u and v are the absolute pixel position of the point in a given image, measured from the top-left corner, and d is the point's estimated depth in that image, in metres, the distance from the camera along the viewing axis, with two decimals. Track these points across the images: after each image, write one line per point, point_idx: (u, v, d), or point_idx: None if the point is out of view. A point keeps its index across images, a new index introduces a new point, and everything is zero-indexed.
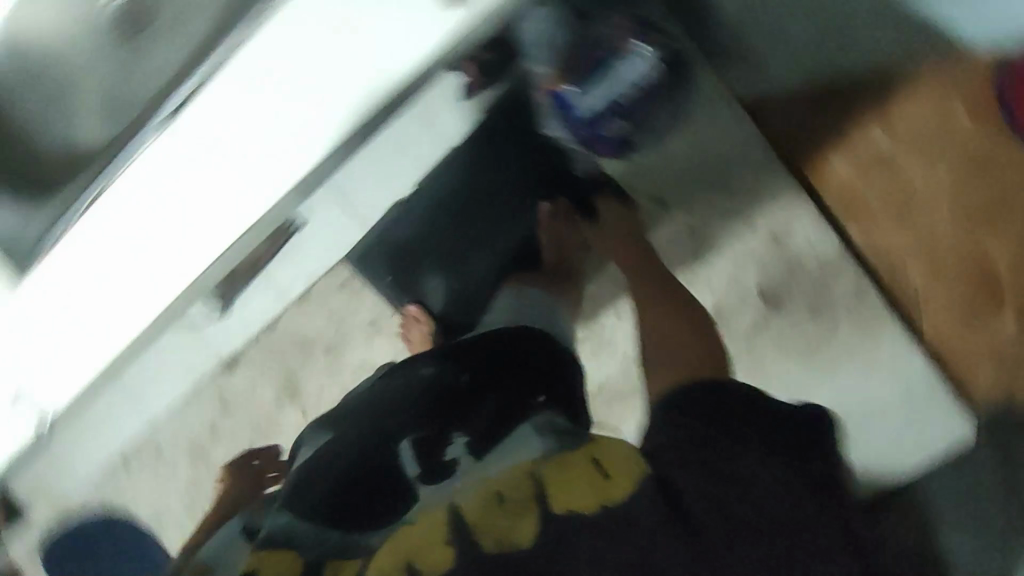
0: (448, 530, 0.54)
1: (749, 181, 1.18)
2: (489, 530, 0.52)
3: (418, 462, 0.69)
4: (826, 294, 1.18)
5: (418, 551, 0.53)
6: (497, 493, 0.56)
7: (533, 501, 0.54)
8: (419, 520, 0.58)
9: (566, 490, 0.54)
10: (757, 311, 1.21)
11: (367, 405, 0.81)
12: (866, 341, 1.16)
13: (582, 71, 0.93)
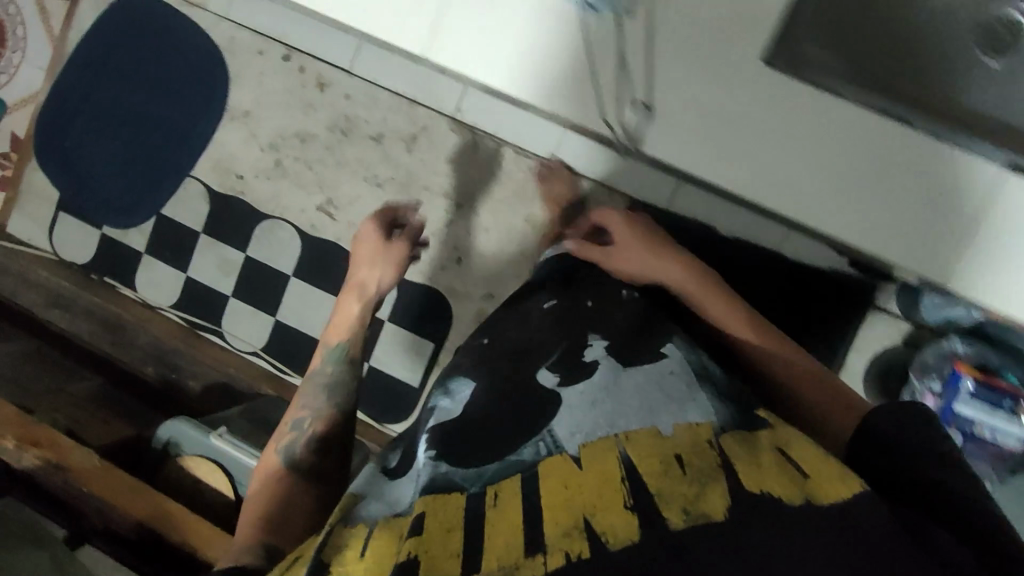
0: (626, 491, 0.50)
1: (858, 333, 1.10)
2: (675, 500, 0.49)
3: (556, 374, 0.65)
4: None
5: (596, 510, 0.50)
6: (676, 458, 0.53)
7: (719, 474, 0.51)
8: (584, 459, 0.54)
9: (759, 478, 0.50)
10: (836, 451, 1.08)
11: (481, 350, 0.73)
12: None
13: (995, 382, 1.01)
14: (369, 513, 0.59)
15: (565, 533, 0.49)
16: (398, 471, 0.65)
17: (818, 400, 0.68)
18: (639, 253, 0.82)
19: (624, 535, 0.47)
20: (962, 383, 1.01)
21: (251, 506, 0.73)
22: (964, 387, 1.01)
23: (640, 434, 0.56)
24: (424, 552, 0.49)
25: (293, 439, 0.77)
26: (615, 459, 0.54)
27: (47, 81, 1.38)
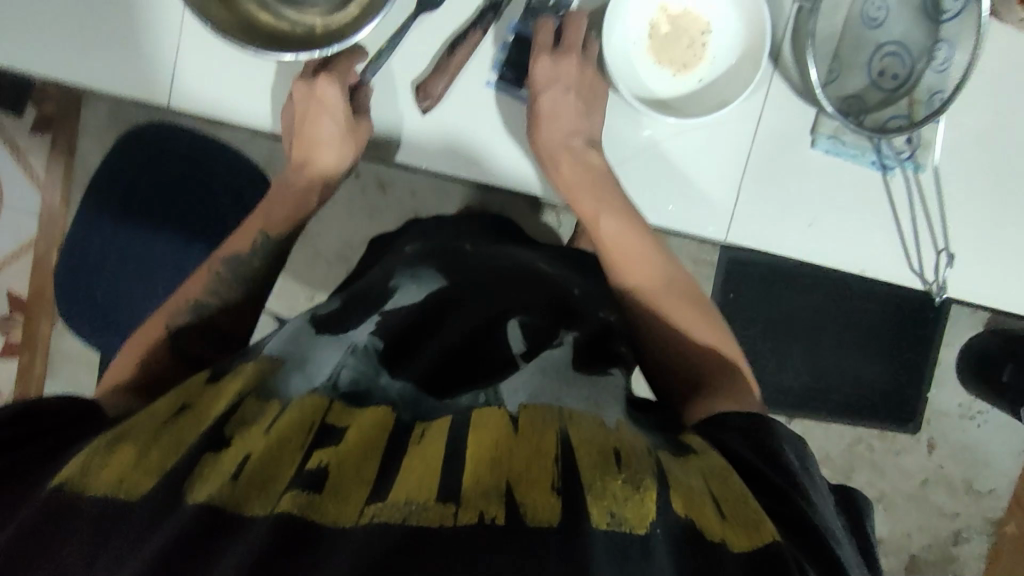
0: (558, 470, 0.44)
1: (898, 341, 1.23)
2: (605, 494, 0.43)
3: (525, 342, 0.61)
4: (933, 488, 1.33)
5: (527, 485, 0.43)
6: (615, 453, 0.46)
7: (652, 483, 0.44)
8: (521, 424, 0.48)
9: (696, 503, 0.44)
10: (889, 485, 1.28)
11: (462, 250, 0.72)
12: (939, 513, 1.33)
13: None
14: (287, 386, 0.52)
15: (485, 491, 0.42)
16: (325, 325, 0.60)
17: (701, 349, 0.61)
18: (566, 98, 0.58)
19: (544, 515, 0.41)
20: None
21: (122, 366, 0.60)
22: None
23: (583, 419, 0.50)
24: (336, 460, 0.45)
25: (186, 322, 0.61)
26: (555, 432, 0.47)
27: (44, 225, 1.27)
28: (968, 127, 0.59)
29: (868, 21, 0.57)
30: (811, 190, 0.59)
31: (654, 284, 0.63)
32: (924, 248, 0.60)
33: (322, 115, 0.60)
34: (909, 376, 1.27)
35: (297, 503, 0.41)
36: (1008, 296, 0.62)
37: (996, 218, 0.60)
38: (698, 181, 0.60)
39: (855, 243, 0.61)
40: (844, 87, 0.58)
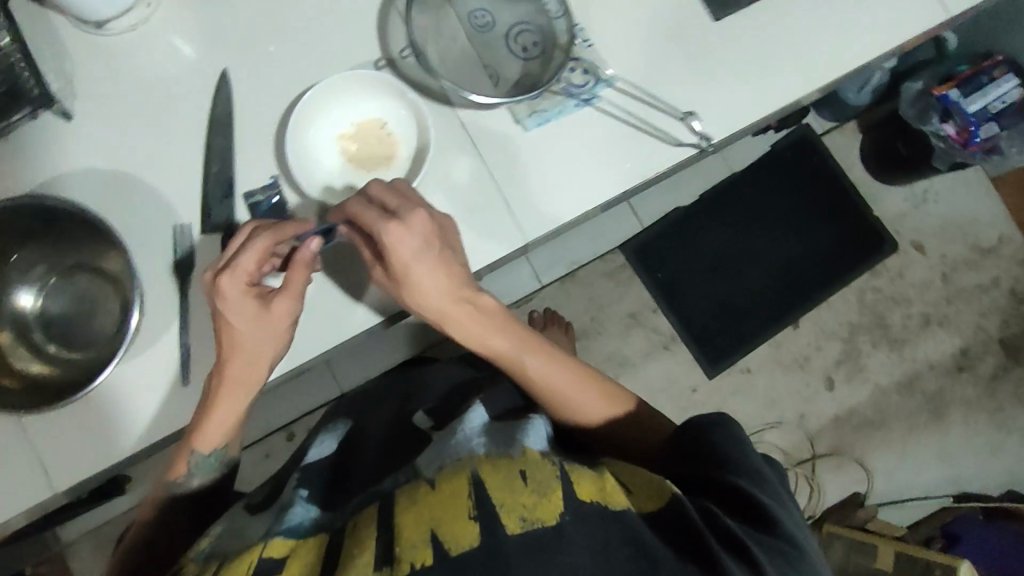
0: (472, 501, 0.47)
1: (803, 197, 1.29)
2: (514, 502, 0.47)
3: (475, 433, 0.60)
4: (956, 278, 1.30)
5: (447, 521, 0.46)
6: (521, 472, 0.51)
7: (554, 480, 0.49)
8: (438, 481, 0.51)
9: (603, 489, 0.50)
10: (904, 312, 1.29)
11: (361, 402, 0.87)
12: (979, 293, 1.30)
13: (977, 73, 1.05)
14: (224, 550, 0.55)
15: (413, 542, 0.45)
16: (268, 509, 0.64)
17: (591, 406, 0.67)
18: (424, 266, 0.58)
19: (466, 540, 0.45)
20: (952, 97, 1.05)
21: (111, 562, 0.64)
22: (952, 95, 1.05)
23: (493, 458, 0.54)
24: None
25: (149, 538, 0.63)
26: (467, 475, 0.51)
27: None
28: (613, 30, 0.66)
29: (483, 28, 0.67)
30: (555, 164, 0.65)
31: (516, 341, 0.65)
32: (671, 123, 0.66)
33: (227, 311, 0.58)
34: (845, 211, 1.30)
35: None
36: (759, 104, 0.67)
37: (692, 63, 0.66)
38: (481, 222, 0.64)
39: (616, 161, 0.65)
40: (510, 74, 0.66)
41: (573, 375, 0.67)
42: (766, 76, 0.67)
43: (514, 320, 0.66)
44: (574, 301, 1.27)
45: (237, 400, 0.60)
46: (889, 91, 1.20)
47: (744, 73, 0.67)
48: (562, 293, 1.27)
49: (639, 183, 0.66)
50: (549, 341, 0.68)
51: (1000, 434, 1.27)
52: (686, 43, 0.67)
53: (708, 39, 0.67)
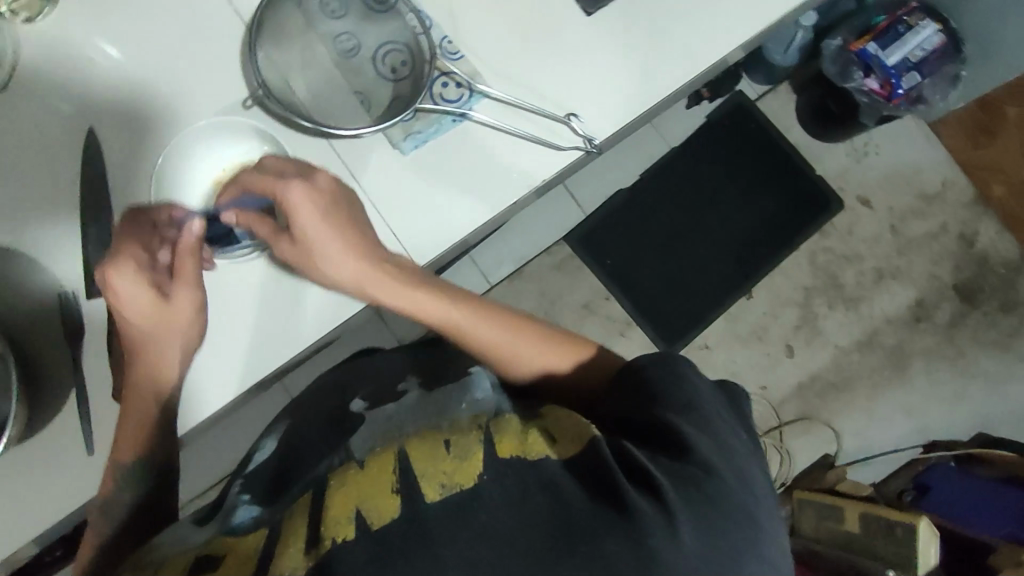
0: (396, 475, 0.41)
1: (743, 165, 1.27)
2: (435, 470, 0.40)
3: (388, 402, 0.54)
4: (905, 229, 1.29)
5: (361, 497, 0.40)
6: (445, 439, 0.43)
7: (478, 443, 0.42)
8: (365, 458, 0.44)
9: (529, 440, 0.42)
10: (857, 270, 1.28)
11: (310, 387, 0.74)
12: (929, 241, 1.29)
13: (890, 25, 1.05)
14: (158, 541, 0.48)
15: (332, 523, 0.39)
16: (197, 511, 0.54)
17: (531, 358, 0.57)
18: (321, 228, 0.55)
19: (387, 514, 0.38)
20: (870, 53, 1.04)
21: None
22: (869, 52, 1.04)
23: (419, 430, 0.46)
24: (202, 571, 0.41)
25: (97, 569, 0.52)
26: (393, 451, 0.44)
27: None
28: (483, 41, 0.65)
29: (348, 53, 0.65)
30: (439, 184, 0.64)
31: (445, 301, 0.59)
32: (555, 129, 0.65)
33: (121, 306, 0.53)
34: (789, 174, 1.28)
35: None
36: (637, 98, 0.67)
37: (567, 66, 0.66)
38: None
39: (500, 173, 0.64)
40: (382, 98, 0.64)
41: (505, 325, 0.58)
42: (643, 71, 0.67)
43: (442, 281, 0.61)
44: (524, 299, 1.24)
45: (143, 411, 0.56)
46: (813, 50, 1.17)
47: (620, 69, 0.66)
48: (510, 294, 1.23)
49: (525, 193, 0.65)
50: (480, 296, 0.61)
51: (964, 380, 1.26)
52: (559, 47, 0.66)
53: (580, 39, 0.66)
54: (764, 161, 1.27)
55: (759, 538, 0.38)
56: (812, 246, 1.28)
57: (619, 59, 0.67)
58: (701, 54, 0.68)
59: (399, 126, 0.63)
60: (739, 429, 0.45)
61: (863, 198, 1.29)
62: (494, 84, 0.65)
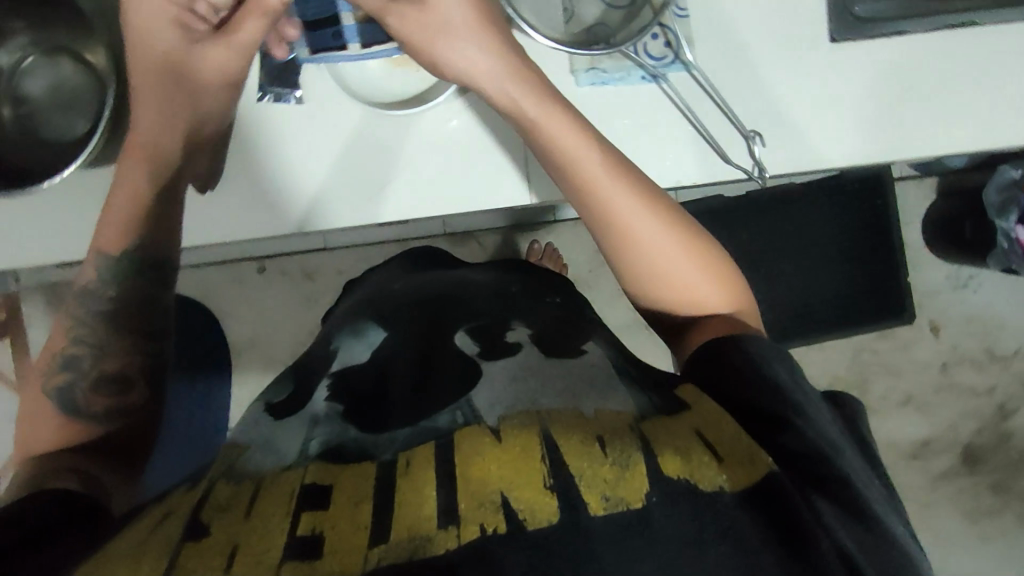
0: (547, 465, 0.38)
1: (850, 235, 1.20)
2: (595, 475, 0.37)
3: (475, 342, 0.50)
4: (955, 372, 1.26)
5: (493, 484, 0.37)
6: (598, 438, 0.39)
7: (638, 450, 0.38)
8: (501, 433, 0.40)
9: (686, 452, 0.38)
10: (890, 383, 1.26)
11: (391, 270, 0.69)
12: (969, 394, 1.26)
13: None
14: (259, 466, 0.42)
15: (479, 503, 0.36)
16: (284, 409, 0.49)
17: (681, 271, 0.53)
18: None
19: (543, 513, 0.35)
20: None
21: (36, 445, 0.51)
22: None
23: (561, 413, 0.42)
24: (217, 510, 0.38)
25: (69, 381, 0.52)
26: (536, 435, 0.40)
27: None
28: (717, 8, 0.58)
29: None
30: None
31: (641, 202, 0.53)
32: (732, 137, 0.59)
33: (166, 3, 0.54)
34: (886, 268, 1.21)
35: (155, 551, 0.35)
36: (831, 148, 0.60)
37: (784, 79, 0.59)
38: (479, 155, 0.59)
39: (654, 153, 0.59)
40: (586, 17, 0.58)
41: (674, 244, 0.53)
42: (854, 121, 0.59)
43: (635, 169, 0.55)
44: (581, 248, 1.23)
45: (131, 172, 0.55)
46: (983, 163, 1.10)
47: (833, 108, 0.59)
48: (573, 233, 1.23)
49: (668, 188, 0.61)
50: (662, 194, 0.55)
51: (923, 528, 1.27)
52: (786, 56, 0.59)
53: (811, 57, 0.59)
54: (872, 240, 1.20)
55: (892, 551, 0.37)
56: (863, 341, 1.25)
57: (836, 99, 0.59)
58: (921, 135, 0.59)
59: (588, 55, 0.57)
60: (844, 440, 0.44)
61: (935, 323, 1.25)
62: (703, 57, 0.58)
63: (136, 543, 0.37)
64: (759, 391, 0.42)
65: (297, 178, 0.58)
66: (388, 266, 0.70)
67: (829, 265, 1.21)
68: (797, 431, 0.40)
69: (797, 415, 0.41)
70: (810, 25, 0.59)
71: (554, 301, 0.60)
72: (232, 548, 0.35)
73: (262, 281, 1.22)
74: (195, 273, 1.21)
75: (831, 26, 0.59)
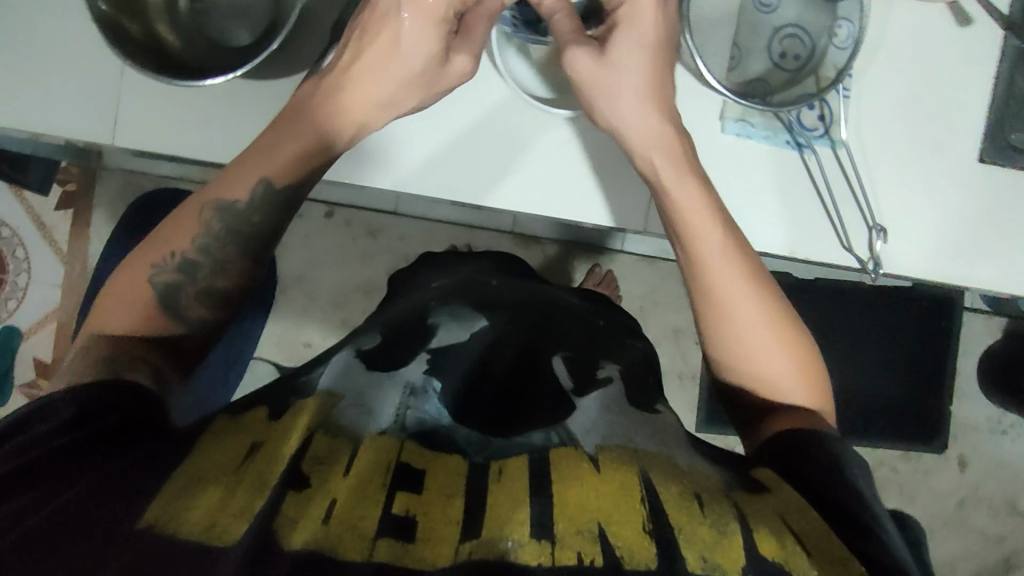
0: (646, 509, 0.36)
1: (905, 349, 1.19)
2: (693, 533, 0.35)
3: (571, 376, 0.49)
4: (968, 513, 1.24)
5: (592, 514, 0.36)
6: (696, 496, 0.38)
7: (731, 520, 0.36)
8: (603, 463, 0.39)
9: (776, 537, 0.35)
10: (903, 506, 1.23)
11: (482, 261, 0.69)
12: (976, 538, 1.24)
13: None
14: (352, 421, 0.42)
15: (579, 527, 0.35)
16: (378, 360, 0.48)
17: (775, 364, 0.51)
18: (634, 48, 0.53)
19: (641, 556, 0.34)
20: None
21: (117, 323, 0.49)
22: None
23: (650, 456, 0.41)
24: (316, 464, 0.38)
25: (176, 283, 0.50)
26: (636, 475, 0.38)
27: (63, 295, 1.28)
28: (879, 98, 0.58)
29: (761, 6, 0.58)
30: (722, 181, 0.59)
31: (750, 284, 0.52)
32: (857, 228, 0.59)
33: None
34: (930, 393, 1.20)
35: (249, 488, 0.36)
36: (951, 264, 0.60)
37: (924, 186, 0.59)
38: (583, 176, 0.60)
39: (776, 219, 0.60)
40: (751, 69, 0.58)
41: (775, 336, 0.52)
42: (982, 244, 0.59)
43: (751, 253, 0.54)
44: (638, 284, 1.24)
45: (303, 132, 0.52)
46: None
47: (965, 227, 0.59)
48: (634, 268, 1.24)
49: (780, 254, 0.60)
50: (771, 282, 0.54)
51: None
52: (933, 163, 0.59)
53: (957, 172, 0.59)
54: (925, 361, 1.19)
55: None
56: (889, 457, 1.23)
57: (970, 219, 0.59)
58: None
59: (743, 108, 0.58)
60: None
61: (962, 459, 1.24)
62: (853, 142, 0.58)
63: (225, 492, 0.35)
64: (842, 496, 0.38)
65: (433, 145, 0.59)
66: (483, 258, 0.71)
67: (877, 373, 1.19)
68: (883, 543, 0.35)
69: (881, 527, 0.36)
70: (965, 142, 0.59)
71: (638, 346, 0.59)
72: (330, 503, 0.36)
73: (327, 227, 1.23)
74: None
75: (983, 150, 0.59)
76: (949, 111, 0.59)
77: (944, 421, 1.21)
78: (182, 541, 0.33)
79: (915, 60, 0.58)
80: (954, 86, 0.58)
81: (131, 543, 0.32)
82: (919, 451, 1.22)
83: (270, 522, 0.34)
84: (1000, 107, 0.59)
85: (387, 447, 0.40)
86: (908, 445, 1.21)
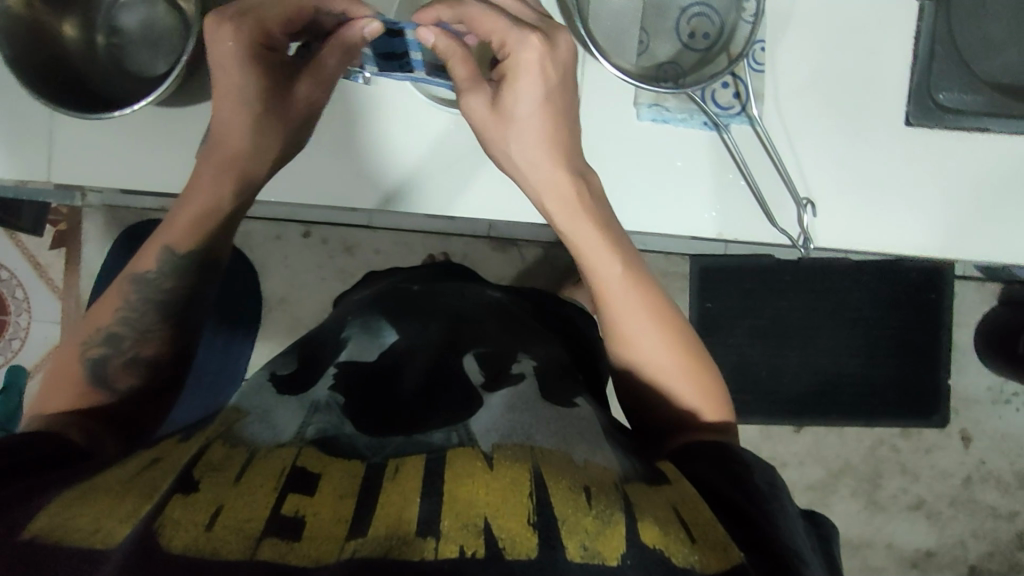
0: (533, 503, 0.38)
1: (898, 325, 1.16)
2: (577, 523, 0.38)
3: (483, 371, 0.52)
4: (977, 488, 1.20)
5: (474, 508, 0.38)
6: (585, 488, 0.40)
7: (618, 512, 0.39)
8: (496, 461, 0.41)
9: (662, 524, 0.39)
10: (907, 485, 1.20)
11: (414, 273, 0.70)
12: (987, 513, 1.21)
13: None
14: (252, 435, 0.44)
15: (461, 522, 0.37)
16: (290, 386, 0.51)
17: (676, 378, 0.55)
18: (535, 101, 0.52)
19: (522, 545, 0.36)
20: None
21: (49, 402, 0.52)
22: None
23: (549, 453, 0.43)
24: (210, 470, 0.40)
25: (93, 346, 0.54)
26: (528, 471, 0.40)
27: (62, 331, 1.32)
28: (795, 71, 0.57)
29: None
30: (643, 167, 0.58)
31: (646, 301, 0.56)
32: (786, 205, 0.58)
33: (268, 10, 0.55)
34: (926, 367, 1.17)
35: (138, 494, 0.39)
36: (889, 239, 0.58)
37: (847, 158, 0.58)
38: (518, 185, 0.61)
39: (701, 203, 0.59)
40: (658, 52, 0.58)
41: (674, 348, 0.55)
42: (915, 219, 0.58)
43: (646, 276, 0.57)
44: None
45: (219, 188, 0.56)
46: None
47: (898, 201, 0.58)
48: None
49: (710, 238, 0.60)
50: (662, 297, 0.57)
51: None
52: (859, 132, 0.58)
53: (884, 142, 0.58)
54: (919, 336, 1.16)
55: None
56: (888, 435, 1.20)
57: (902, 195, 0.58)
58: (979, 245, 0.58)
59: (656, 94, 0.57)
60: (821, 562, 0.42)
61: (967, 434, 1.20)
62: (773, 118, 0.57)
63: (109, 503, 0.38)
64: (737, 500, 0.43)
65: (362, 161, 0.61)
66: (416, 270, 0.72)
67: (868, 350, 1.16)
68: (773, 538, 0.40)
69: (772, 524, 0.41)
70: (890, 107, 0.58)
71: (556, 344, 0.61)
72: (216, 508, 0.37)
73: (305, 246, 1.25)
74: (242, 223, 1.25)
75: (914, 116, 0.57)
76: (872, 76, 0.57)
77: (945, 396, 1.18)
78: (65, 546, 0.35)
79: (829, 29, 0.57)
80: (873, 51, 0.57)
81: (9, 553, 0.35)
82: (919, 427, 1.19)
83: (151, 527, 0.36)
84: (924, 69, 0.57)
85: (278, 455, 0.42)
86: (908, 422, 1.18)
